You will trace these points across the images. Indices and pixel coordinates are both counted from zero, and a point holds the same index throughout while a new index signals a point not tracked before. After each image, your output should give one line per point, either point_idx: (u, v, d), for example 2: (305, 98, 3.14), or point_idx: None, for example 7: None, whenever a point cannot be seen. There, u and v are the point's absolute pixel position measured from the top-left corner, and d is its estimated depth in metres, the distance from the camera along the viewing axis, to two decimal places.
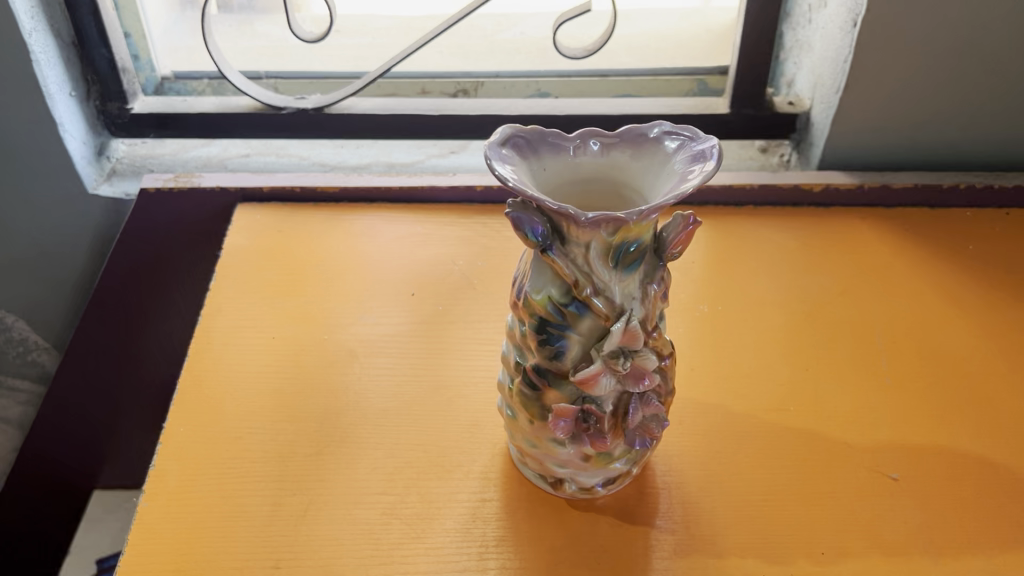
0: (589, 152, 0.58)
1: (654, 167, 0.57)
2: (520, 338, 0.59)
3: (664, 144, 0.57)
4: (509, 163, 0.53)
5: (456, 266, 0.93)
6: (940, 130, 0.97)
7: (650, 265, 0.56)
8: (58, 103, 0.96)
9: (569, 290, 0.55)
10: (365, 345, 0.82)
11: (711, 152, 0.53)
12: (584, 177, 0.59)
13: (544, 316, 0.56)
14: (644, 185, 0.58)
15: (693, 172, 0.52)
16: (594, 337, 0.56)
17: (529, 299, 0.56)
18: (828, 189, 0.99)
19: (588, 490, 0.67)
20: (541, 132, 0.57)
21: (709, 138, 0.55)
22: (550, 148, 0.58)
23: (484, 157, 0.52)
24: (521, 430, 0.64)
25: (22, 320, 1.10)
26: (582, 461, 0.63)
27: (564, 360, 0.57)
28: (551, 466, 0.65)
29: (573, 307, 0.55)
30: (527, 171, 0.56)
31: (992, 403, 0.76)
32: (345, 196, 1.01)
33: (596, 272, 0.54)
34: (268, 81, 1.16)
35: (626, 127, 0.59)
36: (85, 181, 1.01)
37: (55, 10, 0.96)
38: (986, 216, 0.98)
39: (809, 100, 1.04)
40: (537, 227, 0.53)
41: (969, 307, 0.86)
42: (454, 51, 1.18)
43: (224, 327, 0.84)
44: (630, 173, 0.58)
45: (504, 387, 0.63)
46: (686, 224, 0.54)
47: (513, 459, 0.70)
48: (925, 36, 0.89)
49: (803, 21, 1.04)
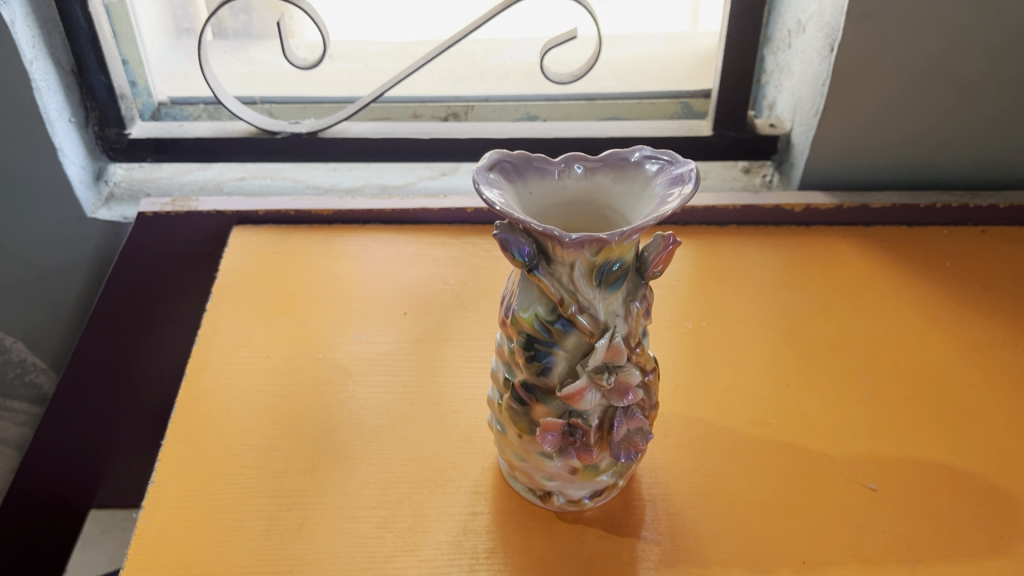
0: (573, 175, 0.61)
1: (635, 190, 0.60)
2: (508, 355, 0.61)
3: (645, 167, 0.60)
4: (496, 187, 0.56)
5: (447, 285, 0.95)
6: (916, 151, 1.00)
7: (633, 283, 0.59)
8: (57, 130, 0.99)
9: (555, 309, 0.57)
10: (359, 363, 0.85)
11: (689, 176, 0.55)
12: (569, 199, 0.61)
13: (532, 334, 0.58)
14: (627, 208, 0.60)
15: (673, 195, 0.54)
16: (579, 353, 0.58)
17: (517, 317, 0.58)
18: (809, 209, 1.02)
19: (576, 502, 0.69)
20: (527, 156, 0.60)
21: (687, 162, 0.57)
22: (536, 173, 0.60)
23: (473, 181, 0.55)
24: (510, 444, 0.66)
25: (22, 341, 1.10)
26: (570, 474, 0.65)
27: (551, 376, 0.59)
28: (540, 479, 0.67)
29: (559, 324, 0.57)
30: (513, 195, 0.58)
31: (968, 415, 0.78)
32: (339, 218, 1.03)
33: (580, 291, 0.56)
34: (263, 107, 1.19)
35: (609, 152, 0.61)
36: (84, 205, 1.03)
37: (56, 39, 0.99)
38: (962, 234, 1.01)
39: (790, 122, 1.07)
40: (523, 248, 0.55)
41: (945, 322, 0.88)
42: (445, 76, 1.21)
43: (221, 347, 0.86)
44: (613, 196, 0.61)
45: (493, 403, 0.66)
46: (666, 245, 0.57)
47: (502, 473, 0.72)
48: (900, 60, 0.92)
49: (784, 46, 1.08)
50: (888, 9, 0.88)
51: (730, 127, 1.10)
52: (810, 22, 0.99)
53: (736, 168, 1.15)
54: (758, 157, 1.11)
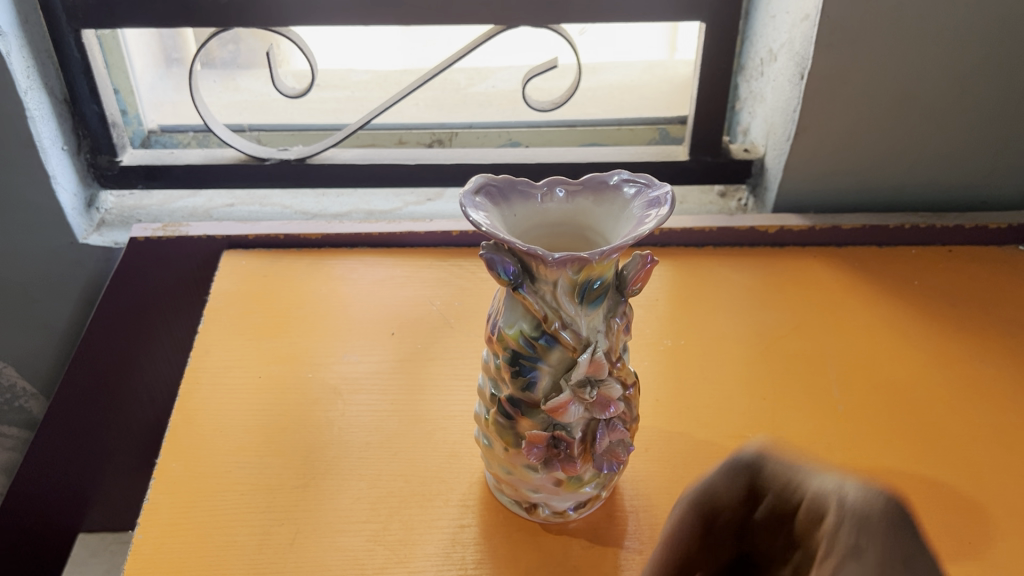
0: (555, 198, 0.64)
1: (615, 212, 0.63)
2: (495, 370, 0.63)
3: (623, 191, 0.63)
4: (482, 210, 0.59)
5: (434, 306, 0.97)
6: (884, 174, 1.04)
7: (613, 301, 0.62)
8: (51, 157, 1.01)
9: (539, 325, 0.59)
10: (347, 382, 0.87)
11: (665, 198, 0.58)
12: (552, 222, 0.65)
13: (517, 349, 0.60)
14: (606, 229, 0.63)
15: (650, 216, 0.57)
16: (563, 368, 0.61)
17: (503, 334, 0.61)
18: (783, 230, 1.05)
19: (561, 514, 0.71)
20: (511, 180, 0.63)
21: (663, 185, 0.60)
22: (520, 196, 0.63)
23: (460, 204, 0.58)
24: (497, 459, 0.68)
25: (11, 365, 1.12)
26: (554, 486, 0.67)
27: (536, 391, 0.61)
28: (525, 492, 0.69)
29: (543, 340, 0.59)
30: (498, 217, 0.61)
31: (938, 427, 0.81)
32: (327, 242, 1.06)
33: (563, 307, 0.59)
34: (251, 134, 1.22)
35: (589, 176, 0.64)
36: (75, 231, 1.05)
37: (49, 70, 1.01)
38: (930, 253, 1.05)
39: (764, 147, 1.11)
40: (509, 266, 0.57)
41: (914, 339, 0.92)
42: (429, 104, 1.25)
43: (212, 369, 0.88)
44: (593, 217, 0.64)
45: (481, 418, 0.68)
46: (644, 263, 0.60)
47: (490, 486, 0.75)
48: (866, 86, 0.96)
49: (756, 74, 1.12)
50: (855, 35, 0.92)
51: (707, 153, 1.12)
52: (781, 51, 1.03)
53: (713, 192, 1.19)
54: (734, 182, 1.14)
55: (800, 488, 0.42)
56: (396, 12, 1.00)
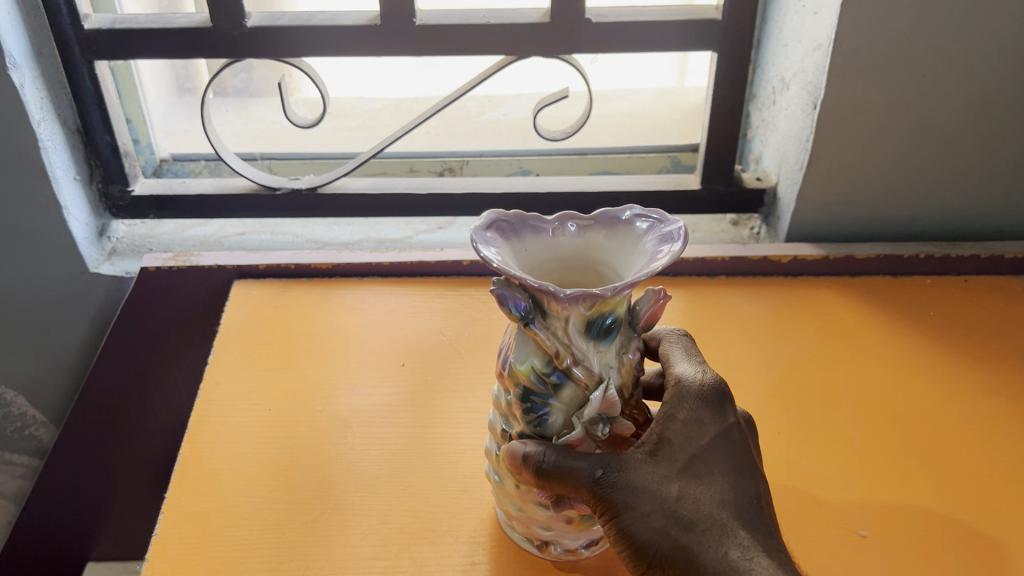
0: (567, 233, 0.63)
1: (626, 246, 0.62)
2: (506, 407, 0.62)
3: (635, 225, 0.62)
4: (492, 245, 0.58)
5: (445, 336, 0.97)
6: (897, 205, 1.04)
7: (625, 336, 0.61)
8: (63, 188, 1.01)
9: (551, 361, 0.58)
10: (357, 414, 0.86)
11: (677, 234, 0.58)
12: (563, 256, 0.64)
13: (529, 386, 0.59)
14: (617, 264, 0.63)
15: (662, 252, 0.57)
16: (575, 405, 0.60)
17: (513, 369, 0.60)
18: (796, 260, 1.05)
19: (573, 552, 0.70)
20: (522, 215, 0.63)
21: (676, 220, 0.60)
22: (530, 231, 0.63)
23: (470, 240, 0.57)
24: (508, 495, 0.67)
25: (22, 394, 1.11)
26: (566, 524, 0.66)
27: (547, 428, 0.61)
28: (537, 530, 0.68)
29: (555, 377, 0.58)
30: (509, 252, 0.61)
31: (953, 461, 0.80)
32: (338, 272, 1.06)
33: (575, 343, 0.58)
34: (263, 162, 1.20)
35: (601, 210, 0.64)
36: (86, 260, 1.05)
37: (62, 101, 1.01)
38: (945, 283, 1.03)
39: (776, 176, 1.10)
40: (519, 303, 0.57)
41: (929, 371, 0.91)
42: (440, 132, 1.26)
43: (222, 400, 0.87)
44: (605, 252, 0.63)
45: (491, 454, 0.67)
46: (657, 298, 0.60)
47: (501, 522, 0.74)
48: (877, 115, 0.96)
49: (769, 103, 1.11)
50: (867, 64, 0.92)
51: (719, 181, 1.11)
52: (793, 80, 1.03)
53: (725, 221, 1.19)
54: (746, 211, 1.14)
55: (603, 469, 0.58)
56: (408, 43, 1.00)
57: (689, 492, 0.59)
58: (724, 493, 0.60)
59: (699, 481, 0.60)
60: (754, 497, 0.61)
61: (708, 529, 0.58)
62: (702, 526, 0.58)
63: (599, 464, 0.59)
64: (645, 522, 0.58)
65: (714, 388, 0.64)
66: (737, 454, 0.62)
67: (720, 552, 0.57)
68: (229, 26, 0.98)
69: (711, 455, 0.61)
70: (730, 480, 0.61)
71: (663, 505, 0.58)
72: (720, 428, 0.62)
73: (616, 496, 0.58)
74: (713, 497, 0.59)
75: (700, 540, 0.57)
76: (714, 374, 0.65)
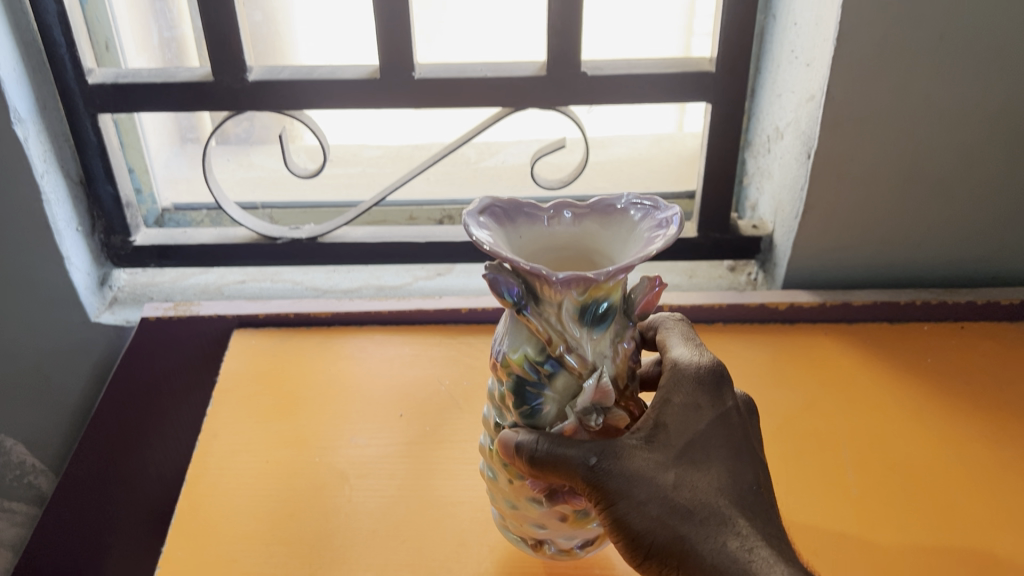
0: (562, 221, 0.64)
1: (622, 234, 0.63)
2: (499, 398, 0.63)
3: (630, 213, 0.63)
4: (484, 229, 0.59)
5: (443, 385, 0.97)
6: (893, 252, 1.04)
7: (621, 325, 0.61)
8: (66, 239, 1.02)
9: (544, 349, 0.59)
10: (355, 466, 0.86)
11: (673, 220, 0.58)
12: (559, 245, 0.65)
13: (521, 375, 0.59)
14: (613, 251, 0.64)
15: (658, 237, 0.57)
16: (567, 395, 0.60)
17: (506, 359, 0.60)
18: (793, 307, 1.05)
19: (567, 552, 0.71)
20: (517, 202, 0.63)
21: (670, 207, 0.60)
22: (526, 218, 0.64)
23: (464, 223, 0.58)
24: (500, 491, 0.67)
25: (22, 443, 1.10)
26: (560, 521, 0.66)
27: (540, 419, 0.61)
28: (531, 528, 0.68)
29: (549, 365, 0.59)
30: (503, 237, 0.62)
31: (951, 506, 0.80)
32: (337, 320, 1.06)
33: (568, 330, 0.58)
34: (264, 212, 1.21)
35: (596, 199, 0.65)
36: (87, 309, 1.06)
37: (66, 153, 1.03)
38: (942, 330, 1.04)
39: (772, 224, 1.11)
40: (513, 288, 0.57)
41: (926, 419, 0.91)
42: (439, 178, 1.27)
43: (221, 452, 0.88)
44: (601, 241, 0.64)
45: (485, 449, 0.67)
46: (652, 286, 0.61)
47: (495, 522, 0.74)
48: (871, 164, 0.97)
49: (762, 151, 1.13)
50: (858, 115, 0.93)
51: (715, 228, 1.13)
52: (787, 130, 1.04)
53: (722, 267, 1.19)
54: (743, 257, 1.14)
55: (598, 458, 0.59)
56: (407, 95, 1.01)
57: (686, 479, 0.60)
58: (722, 480, 0.61)
59: (696, 468, 0.61)
60: (752, 481, 0.62)
61: (706, 517, 0.59)
62: (699, 515, 0.59)
63: (594, 451, 0.59)
64: (643, 512, 0.59)
65: (710, 371, 0.64)
66: (733, 437, 0.63)
67: (718, 542, 0.58)
68: (231, 80, 1.00)
69: (708, 440, 0.62)
70: (727, 466, 0.62)
71: (659, 494, 0.60)
72: (717, 412, 0.63)
73: (612, 485, 0.59)
74: (710, 484, 0.61)
75: (698, 529, 0.59)
76: (710, 357, 0.66)
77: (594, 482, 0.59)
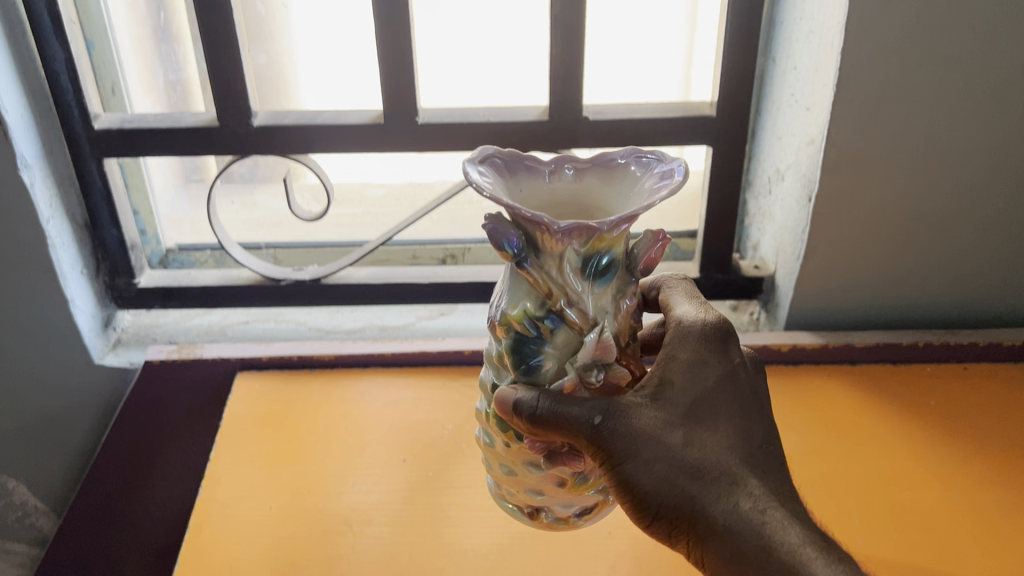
0: (563, 176, 0.68)
1: (622, 188, 0.67)
2: (497, 357, 0.65)
3: (630, 168, 0.66)
4: (487, 177, 0.62)
5: (445, 429, 0.97)
6: (894, 293, 1.05)
7: (622, 281, 0.64)
8: (70, 282, 1.03)
9: (544, 303, 0.61)
10: (359, 513, 0.86)
11: (676, 170, 0.61)
12: (558, 199, 0.68)
13: (521, 331, 0.61)
14: (612, 204, 0.67)
15: (662, 188, 0.60)
16: (567, 352, 0.62)
17: (506, 315, 0.62)
18: (795, 348, 1.05)
19: (564, 520, 0.72)
20: (519, 156, 0.67)
21: (671, 159, 0.64)
22: (527, 171, 0.67)
23: (464, 169, 0.60)
24: (498, 456, 0.69)
25: (24, 484, 1.07)
26: (557, 487, 0.68)
27: (539, 376, 0.63)
28: (529, 495, 0.70)
29: (549, 320, 0.61)
30: (504, 187, 0.65)
31: (957, 550, 0.79)
32: (339, 362, 1.07)
33: (569, 284, 0.60)
34: (268, 252, 1.23)
35: (597, 154, 0.68)
36: (91, 352, 1.08)
37: (71, 198, 1.03)
38: (945, 371, 1.03)
39: (773, 265, 1.12)
40: (513, 239, 0.60)
41: (931, 462, 0.90)
42: (442, 217, 1.28)
43: (224, 499, 0.88)
44: (601, 194, 0.68)
45: (481, 414, 0.69)
46: (656, 240, 0.62)
47: (493, 493, 0.76)
48: (872, 207, 0.97)
49: (763, 192, 1.13)
50: (858, 159, 0.94)
51: (717, 269, 1.13)
52: (788, 172, 1.05)
53: (724, 306, 1.20)
54: (745, 297, 1.15)
55: (604, 417, 0.61)
56: (410, 139, 1.02)
57: (695, 439, 0.64)
58: (729, 439, 0.66)
59: (704, 428, 0.65)
60: (757, 440, 0.67)
61: (716, 475, 0.63)
62: (709, 475, 0.63)
63: (600, 410, 0.62)
64: (653, 472, 0.63)
65: (714, 330, 0.69)
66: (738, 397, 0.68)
67: (730, 501, 0.62)
68: (236, 125, 1.01)
69: (714, 400, 0.66)
70: (733, 425, 0.66)
71: (669, 454, 0.63)
72: (722, 372, 0.68)
73: (620, 444, 0.61)
74: (719, 444, 0.65)
75: (709, 487, 0.63)
76: (712, 316, 0.70)
77: (600, 443, 0.61)
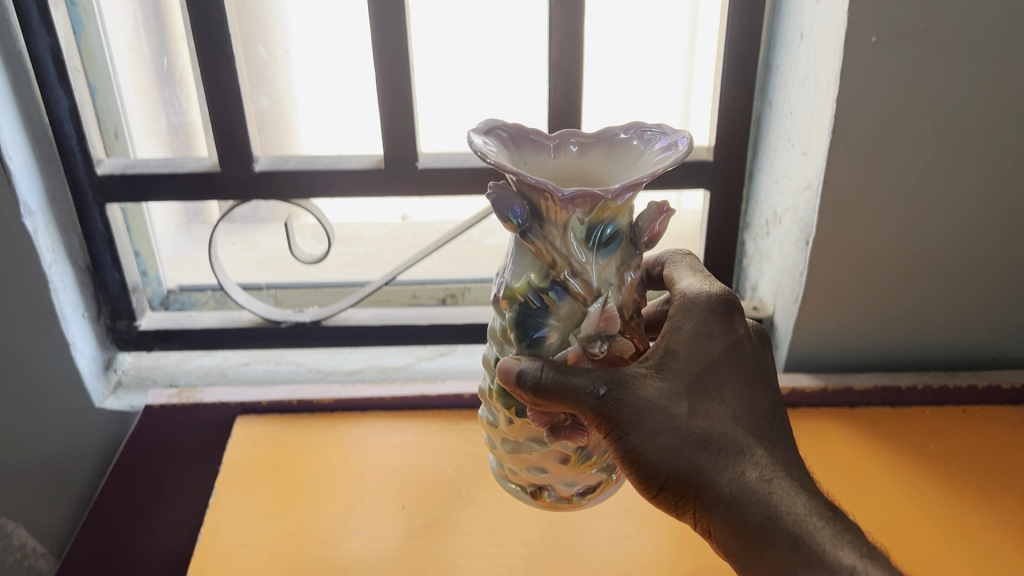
0: (568, 152, 0.71)
1: (625, 161, 0.70)
2: (501, 330, 0.69)
3: (633, 143, 0.70)
4: (492, 146, 0.65)
5: (445, 474, 0.97)
6: (892, 335, 1.05)
7: (627, 253, 0.68)
8: (71, 325, 1.03)
9: (548, 274, 0.65)
10: (357, 560, 0.86)
11: (679, 142, 0.64)
12: (563, 173, 0.72)
13: (526, 301, 0.65)
14: (616, 176, 0.70)
15: (667, 158, 0.63)
16: (571, 324, 0.66)
17: (509, 288, 0.66)
18: (795, 391, 1.05)
19: (567, 499, 0.76)
20: (522, 130, 0.70)
21: (675, 131, 0.67)
22: (532, 146, 0.71)
23: (468, 138, 0.63)
24: (500, 434, 0.73)
25: (24, 525, 1.05)
26: (561, 464, 0.72)
27: (543, 348, 0.67)
28: (533, 474, 0.74)
29: (552, 291, 0.65)
30: (511, 159, 0.68)
31: None
32: (339, 406, 1.07)
33: (574, 255, 0.64)
34: (269, 292, 1.21)
35: (601, 131, 0.72)
36: (92, 395, 1.08)
37: (74, 242, 1.04)
38: (945, 414, 1.03)
39: (772, 306, 1.12)
40: (517, 209, 0.62)
41: (931, 506, 0.90)
42: (442, 257, 1.29)
43: (223, 546, 0.87)
44: (604, 169, 0.71)
45: (483, 392, 0.73)
46: (659, 212, 0.67)
47: (495, 473, 0.81)
48: (869, 250, 0.98)
49: (761, 234, 1.14)
50: (854, 204, 0.94)
51: None
52: (785, 215, 1.05)
53: None
54: None
55: (608, 389, 0.65)
56: (411, 184, 1.03)
57: (700, 409, 0.67)
58: (734, 408, 0.69)
59: (709, 398, 0.68)
60: (763, 409, 0.70)
61: (721, 444, 0.66)
62: (715, 444, 0.66)
63: (606, 382, 0.65)
64: (658, 442, 0.66)
65: (718, 301, 0.72)
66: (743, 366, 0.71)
67: (736, 469, 0.65)
68: (238, 170, 1.02)
69: (719, 370, 0.70)
70: (739, 394, 0.69)
71: (673, 424, 0.66)
72: (727, 342, 0.71)
73: (625, 416, 0.65)
74: (725, 413, 0.68)
75: (715, 456, 0.66)
76: (716, 288, 0.73)
77: (605, 415, 0.65)
